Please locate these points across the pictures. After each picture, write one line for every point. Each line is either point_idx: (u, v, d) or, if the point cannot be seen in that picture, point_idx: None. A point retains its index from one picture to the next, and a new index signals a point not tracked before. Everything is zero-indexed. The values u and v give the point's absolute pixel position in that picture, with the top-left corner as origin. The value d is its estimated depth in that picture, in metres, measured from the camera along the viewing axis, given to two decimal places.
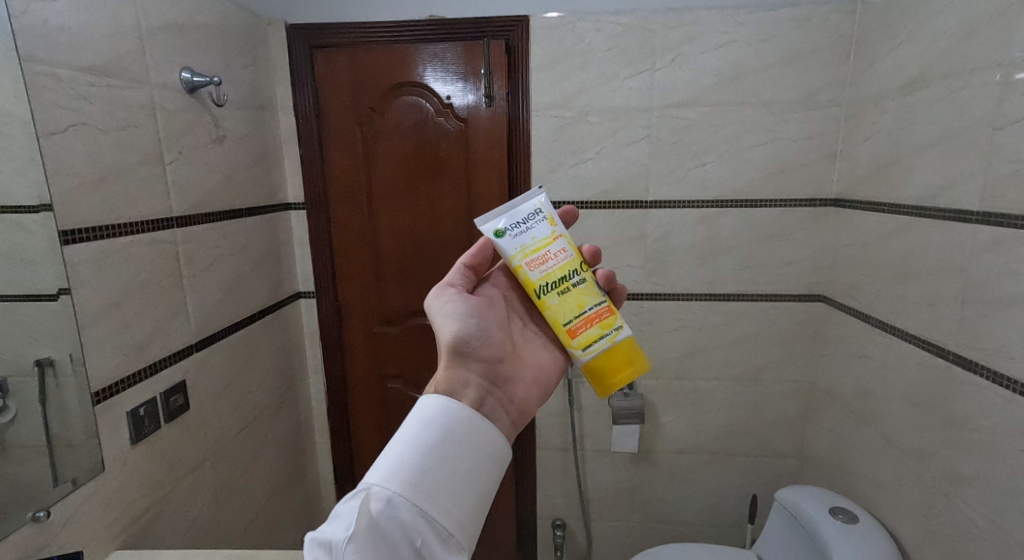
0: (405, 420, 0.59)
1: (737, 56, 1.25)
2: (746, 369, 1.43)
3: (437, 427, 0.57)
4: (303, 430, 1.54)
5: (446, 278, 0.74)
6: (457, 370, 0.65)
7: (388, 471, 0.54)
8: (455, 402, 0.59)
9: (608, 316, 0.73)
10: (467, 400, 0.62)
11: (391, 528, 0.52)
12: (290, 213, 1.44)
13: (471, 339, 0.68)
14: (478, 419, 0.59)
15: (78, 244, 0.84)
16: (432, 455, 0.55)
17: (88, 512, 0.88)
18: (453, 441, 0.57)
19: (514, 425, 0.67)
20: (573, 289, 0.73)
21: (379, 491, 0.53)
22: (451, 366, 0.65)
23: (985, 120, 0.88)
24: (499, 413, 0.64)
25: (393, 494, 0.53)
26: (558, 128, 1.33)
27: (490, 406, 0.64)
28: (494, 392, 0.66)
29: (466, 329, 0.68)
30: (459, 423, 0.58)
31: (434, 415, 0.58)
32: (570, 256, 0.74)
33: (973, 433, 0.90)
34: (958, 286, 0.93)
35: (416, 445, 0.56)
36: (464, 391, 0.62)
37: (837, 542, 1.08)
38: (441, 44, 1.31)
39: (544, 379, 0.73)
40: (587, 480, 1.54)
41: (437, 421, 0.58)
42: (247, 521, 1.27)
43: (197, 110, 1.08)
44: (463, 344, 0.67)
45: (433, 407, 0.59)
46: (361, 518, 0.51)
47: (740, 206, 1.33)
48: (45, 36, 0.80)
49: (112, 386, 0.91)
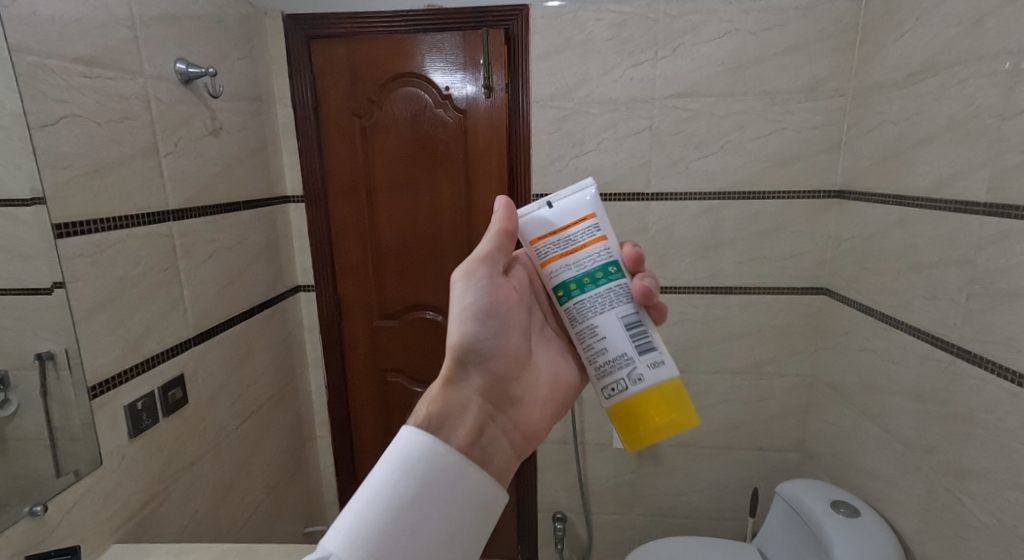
0: (377, 471, 0.54)
1: (741, 45, 1.23)
2: (747, 363, 1.42)
3: (412, 484, 0.53)
4: (303, 423, 1.54)
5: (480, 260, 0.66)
6: (456, 384, 0.62)
7: (350, 540, 0.51)
8: (442, 446, 0.56)
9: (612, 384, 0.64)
10: (464, 429, 0.59)
11: None
12: (289, 206, 1.43)
13: (483, 353, 0.64)
14: (463, 469, 0.56)
15: (71, 238, 0.83)
16: (403, 518, 0.52)
17: (88, 506, 0.88)
18: (430, 499, 0.53)
19: (517, 454, 0.64)
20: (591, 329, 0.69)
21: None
22: (452, 384, 0.62)
23: (994, 109, 0.86)
24: (498, 441, 0.62)
25: None
26: (558, 119, 1.31)
27: (489, 434, 0.61)
28: (495, 417, 0.63)
29: (476, 335, 0.64)
30: (438, 477, 0.54)
31: (410, 468, 0.54)
32: None
33: (977, 427, 0.89)
34: (964, 279, 0.91)
35: (386, 505, 0.52)
36: (461, 417, 0.60)
37: (839, 535, 1.07)
38: (440, 34, 1.29)
39: (556, 397, 0.70)
40: (588, 473, 1.54)
41: (415, 476, 0.54)
42: (247, 514, 1.28)
43: (192, 101, 1.07)
44: (470, 354, 0.64)
45: (412, 457, 0.54)
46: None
47: (743, 198, 1.31)
48: (34, 24, 0.78)
49: (109, 380, 0.90)
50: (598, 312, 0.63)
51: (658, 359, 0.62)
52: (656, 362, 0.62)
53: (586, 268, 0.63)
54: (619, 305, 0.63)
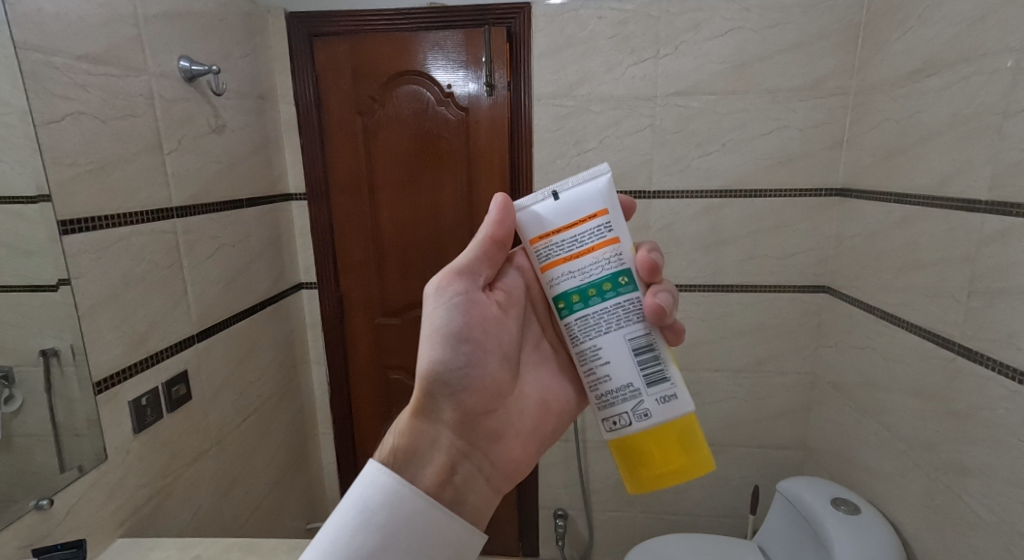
0: (340, 513, 0.55)
1: (743, 42, 1.23)
2: (748, 360, 1.43)
3: (373, 528, 0.54)
4: (306, 420, 1.55)
5: (456, 279, 0.66)
6: (429, 416, 0.63)
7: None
8: (407, 488, 0.56)
9: None
10: (434, 469, 0.60)
11: None
12: (292, 203, 1.44)
13: (460, 385, 0.64)
14: (430, 510, 0.56)
15: (77, 234, 0.84)
16: None
17: (93, 501, 0.88)
18: (392, 542, 0.54)
19: (494, 488, 0.65)
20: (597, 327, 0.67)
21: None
22: (426, 417, 0.63)
23: (996, 107, 0.86)
24: (473, 480, 0.63)
25: None
26: (560, 117, 1.31)
27: (462, 472, 0.63)
28: (471, 453, 0.64)
29: (451, 364, 0.64)
30: (401, 520, 0.55)
31: (365, 517, 0.54)
32: None
33: (978, 425, 0.89)
34: (965, 276, 0.91)
35: (344, 552, 0.53)
36: (432, 454, 0.61)
37: (840, 532, 1.08)
38: (442, 31, 1.29)
39: (545, 424, 0.70)
40: (589, 470, 1.54)
41: (378, 519, 0.55)
42: (249, 511, 1.28)
43: (195, 98, 1.08)
44: (442, 385, 0.63)
45: (375, 500, 0.55)
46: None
47: (744, 196, 1.32)
48: (39, 22, 0.79)
49: (114, 375, 0.91)
50: (604, 332, 0.61)
51: (669, 393, 0.61)
52: (666, 397, 0.61)
53: (592, 277, 0.61)
54: (629, 329, 0.61)
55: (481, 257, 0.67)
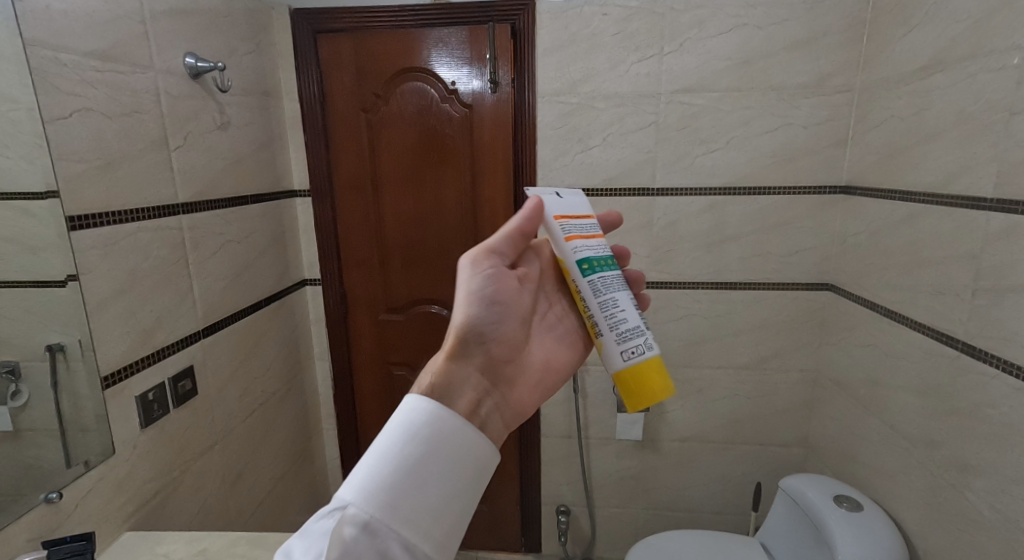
0: (384, 428, 0.55)
1: (748, 39, 1.23)
2: (752, 358, 1.43)
3: (417, 444, 0.53)
4: (310, 416, 1.56)
5: (489, 246, 0.65)
6: (461, 357, 0.61)
7: (361, 492, 0.51)
8: (447, 410, 0.56)
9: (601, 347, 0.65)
10: (464, 401, 0.58)
11: (367, 553, 0.49)
12: (296, 200, 1.44)
13: (483, 334, 0.63)
14: (466, 431, 0.56)
15: (85, 230, 0.84)
16: (407, 478, 0.52)
17: (101, 494, 0.89)
18: (436, 458, 0.53)
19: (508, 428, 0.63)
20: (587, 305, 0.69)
21: (353, 514, 0.50)
22: (456, 358, 0.61)
23: (1003, 105, 0.85)
24: (493, 418, 0.61)
25: (370, 518, 0.50)
26: (565, 114, 1.31)
27: (485, 408, 0.60)
28: (492, 393, 0.62)
29: (482, 319, 0.63)
30: (444, 436, 0.54)
31: (413, 431, 0.54)
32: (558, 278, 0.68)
33: (982, 422, 0.89)
34: (970, 274, 0.91)
35: (391, 464, 0.52)
36: (462, 389, 0.59)
37: (843, 528, 1.08)
38: (446, 28, 1.29)
39: (551, 381, 0.69)
40: (592, 466, 1.55)
41: (421, 435, 0.54)
42: (256, 503, 1.30)
43: (201, 95, 1.08)
44: (472, 333, 0.62)
45: (418, 417, 0.55)
46: (335, 544, 0.49)
47: (749, 193, 1.32)
48: (48, 18, 0.79)
49: (121, 370, 0.92)
50: (618, 287, 0.65)
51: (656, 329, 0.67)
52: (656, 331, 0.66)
53: (603, 254, 0.66)
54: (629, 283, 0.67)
55: (516, 241, 0.66)
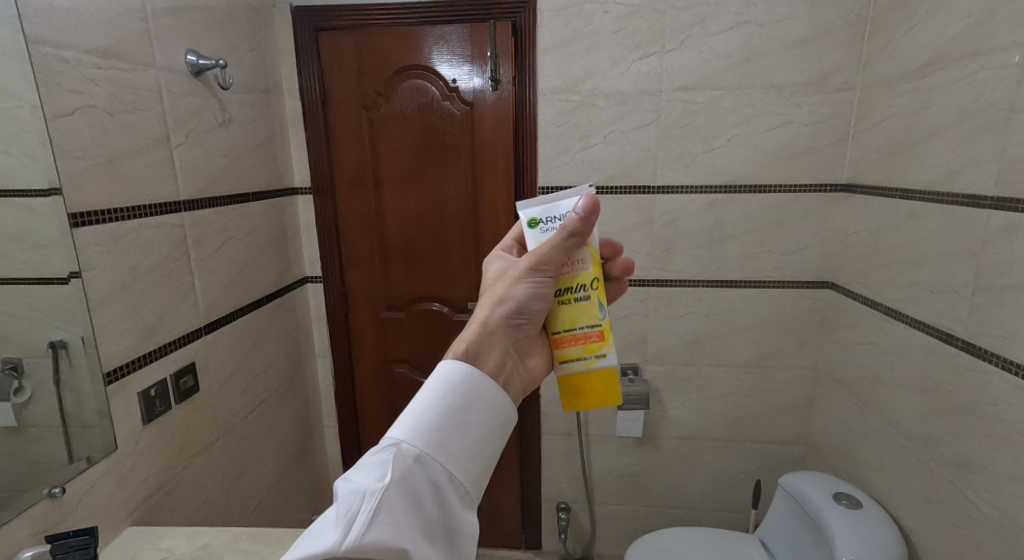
0: (428, 378, 0.53)
1: (749, 37, 1.23)
2: (752, 355, 1.43)
3: (462, 392, 0.52)
4: (311, 412, 1.56)
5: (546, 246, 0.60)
6: (494, 330, 0.58)
7: (415, 429, 0.50)
8: (481, 373, 0.54)
9: (592, 342, 0.62)
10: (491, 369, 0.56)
11: (420, 484, 0.49)
12: (297, 197, 1.45)
13: (519, 311, 0.59)
14: (496, 390, 0.54)
15: (87, 227, 0.85)
16: (454, 422, 0.51)
17: (103, 489, 0.90)
18: (478, 406, 0.53)
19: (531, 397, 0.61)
20: (571, 303, 0.62)
21: (410, 447, 0.49)
22: (489, 329, 0.58)
23: (1004, 102, 0.85)
24: (516, 385, 0.58)
25: (423, 452, 0.49)
26: (566, 112, 1.31)
27: (509, 375, 0.58)
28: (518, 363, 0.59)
29: (523, 301, 0.60)
30: (483, 389, 0.53)
31: (459, 380, 0.53)
32: (582, 271, 0.62)
33: (981, 419, 0.90)
34: (970, 272, 0.91)
35: (440, 408, 0.51)
36: (489, 355, 0.56)
37: (841, 525, 1.08)
38: (448, 26, 1.29)
39: None
40: (593, 463, 1.55)
41: (463, 387, 0.53)
42: (258, 498, 1.30)
43: (202, 93, 1.08)
44: (509, 313, 0.59)
45: (459, 372, 0.53)
46: (393, 472, 0.48)
47: (749, 191, 1.32)
48: (50, 16, 0.79)
49: (123, 366, 0.92)
50: None
51: None
52: None
53: None
54: None
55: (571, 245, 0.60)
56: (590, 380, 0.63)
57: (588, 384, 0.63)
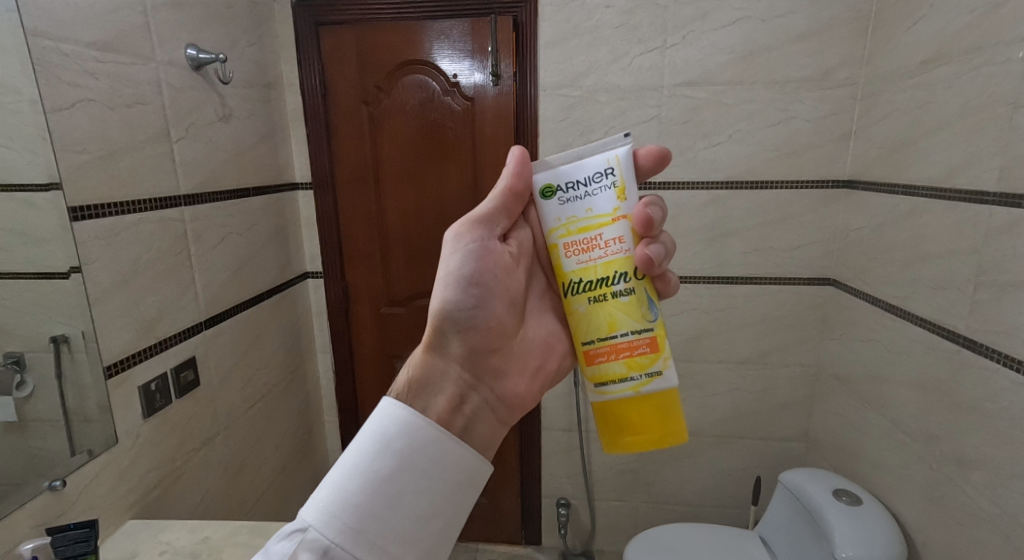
0: (351, 445, 0.53)
1: (750, 32, 1.23)
2: (753, 352, 1.43)
3: (383, 462, 0.51)
4: (311, 407, 1.57)
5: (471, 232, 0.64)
6: (439, 359, 0.61)
7: (325, 515, 0.49)
8: (413, 427, 0.53)
9: (640, 354, 0.60)
10: (442, 398, 0.58)
11: None
12: (298, 192, 1.45)
13: (461, 324, 0.62)
14: (431, 447, 0.53)
15: (88, 221, 0.85)
16: (373, 499, 0.50)
17: (104, 482, 0.90)
18: (401, 476, 0.51)
19: (502, 421, 0.63)
20: (609, 301, 0.60)
21: (315, 538, 0.48)
22: (435, 356, 0.61)
23: (1007, 97, 0.85)
24: (478, 411, 0.60)
25: (329, 544, 0.48)
26: (567, 106, 1.31)
27: (466, 403, 0.59)
28: (477, 388, 0.61)
29: (459, 305, 0.62)
30: (410, 453, 0.52)
31: (383, 446, 0.52)
32: (620, 253, 0.60)
33: (981, 416, 0.89)
34: (972, 268, 0.91)
35: (356, 484, 0.50)
36: (442, 386, 0.59)
37: (841, 522, 1.08)
38: (448, 21, 1.29)
39: (549, 363, 0.67)
40: (593, 460, 1.55)
41: (386, 454, 0.51)
42: (257, 494, 1.31)
43: (202, 87, 1.08)
44: (450, 327, 0.61)
45: (383, 436, 0.52)
46: None
47: (750, 187, 1.31)
48: (49, 9, 0.79)
49: (124, 359, 0.92)
50: None
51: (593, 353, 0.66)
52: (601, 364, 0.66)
53: None
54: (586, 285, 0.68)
55: (502, 203, 0.63)
56: (639, 404, 0.61)
57: (642, 410, 0.61)
